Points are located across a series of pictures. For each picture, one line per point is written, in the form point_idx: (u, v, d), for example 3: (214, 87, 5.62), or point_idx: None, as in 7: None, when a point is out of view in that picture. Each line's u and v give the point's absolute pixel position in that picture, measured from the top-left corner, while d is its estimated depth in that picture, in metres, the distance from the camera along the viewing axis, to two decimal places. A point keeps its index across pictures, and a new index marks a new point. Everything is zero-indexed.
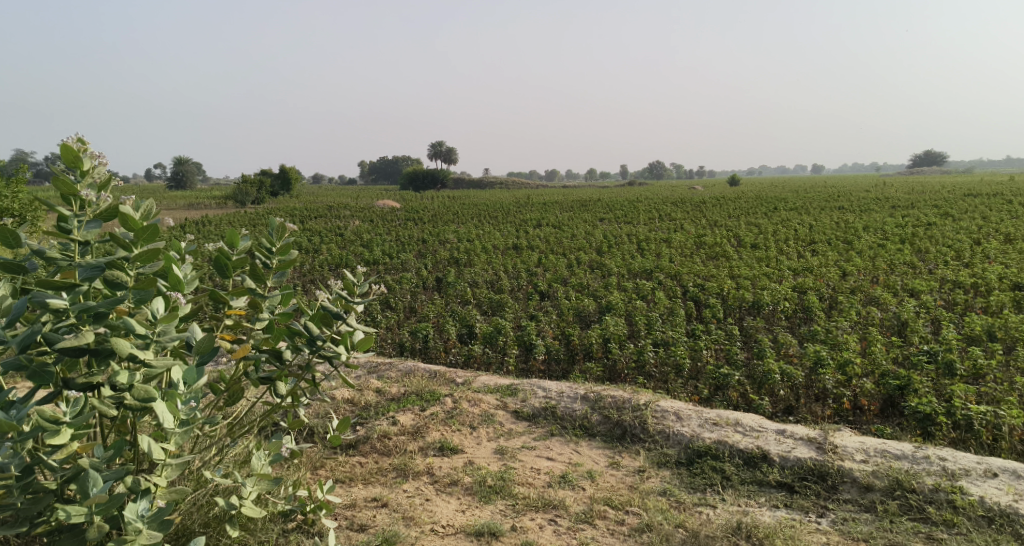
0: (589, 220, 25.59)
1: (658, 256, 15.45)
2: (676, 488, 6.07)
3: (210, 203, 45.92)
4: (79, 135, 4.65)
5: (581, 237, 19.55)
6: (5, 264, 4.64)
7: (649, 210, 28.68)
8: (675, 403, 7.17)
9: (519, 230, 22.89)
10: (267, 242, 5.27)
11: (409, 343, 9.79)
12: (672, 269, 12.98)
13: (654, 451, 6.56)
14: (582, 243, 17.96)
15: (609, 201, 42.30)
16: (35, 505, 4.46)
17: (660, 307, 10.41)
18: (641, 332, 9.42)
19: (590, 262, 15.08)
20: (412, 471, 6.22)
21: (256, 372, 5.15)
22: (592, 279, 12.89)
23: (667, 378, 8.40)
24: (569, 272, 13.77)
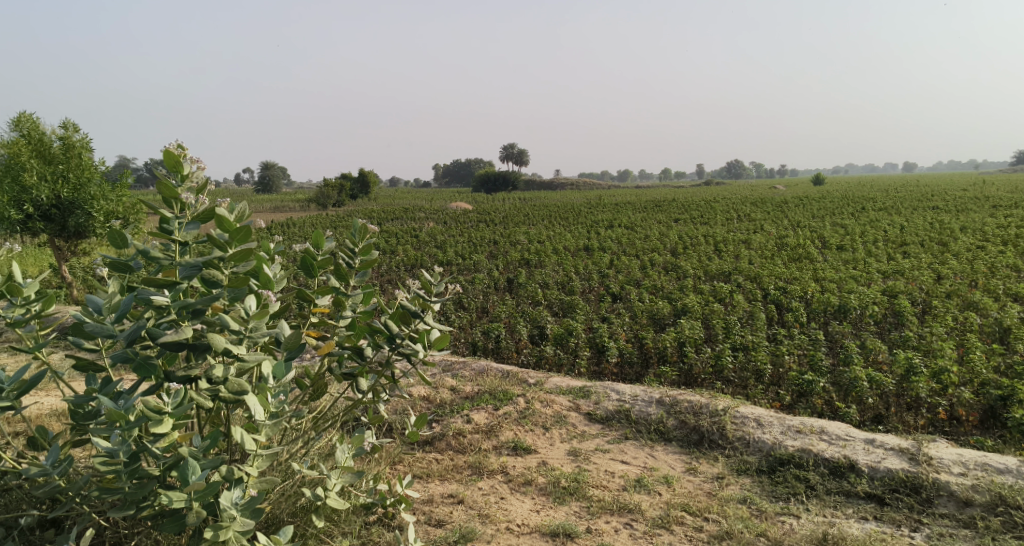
0: (665, 221, 25.34)
1: (738, 257, 15.18)
2: (757, 496, 5.97)
3: (293, 205, 47.21)
4: (179, 140, 4.85)
5: (657, 238, 19.37)
6: (113, 264, 4.92)
7: (726, 210, 28.19)
8: (755, 409, 7.04)
9: (592, 231, 22.80)
10: (351, 243, 5.46)
11: (481, 343, 9.88)
12: (752, 272, 12.73)
13: (733, 458, 6.47)
14: (658, 245, 17.80)
15: (685, 201, 41.77)
16: (141, 490, 4.68)
17: (740, 311, 10.23)
18: (719, 335, 9.28)
19: (665, 263, 14.93)
20: (486, 469, 6.30)
21: (339, 368, 5.34)
22: (667, 281, 12.75)
23: (747, 384, 8.27)
24: (643, 274, 13.65)
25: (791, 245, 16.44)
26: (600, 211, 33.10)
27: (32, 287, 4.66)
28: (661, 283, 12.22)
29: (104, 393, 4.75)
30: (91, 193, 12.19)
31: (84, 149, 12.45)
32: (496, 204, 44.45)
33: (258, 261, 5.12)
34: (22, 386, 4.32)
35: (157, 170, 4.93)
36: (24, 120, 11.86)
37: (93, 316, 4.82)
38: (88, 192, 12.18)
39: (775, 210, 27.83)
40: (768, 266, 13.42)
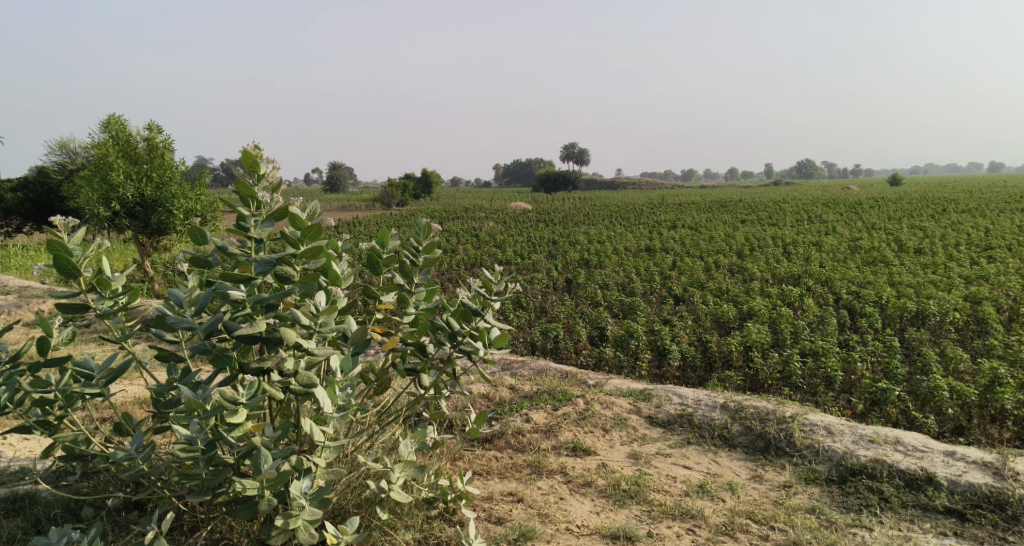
0: (731, 221, 24.98)
1: (808, 260, 14.86)
2: (826, 506, 5.86)
3: (357, 205, 47.96)
4: (256, 141, 4.97)
5: (721, 240, 19.08)
6: (193, 259, 5.13)
7: (795, 212, 27.62)
8: (825, 417, 6.89)
9: (654, 232, 22.59)
10: (415, 241, 5.52)
11: (540, 343, 9.87)
12: (823, 275, 12.45)
13: (801, 466, 6.35)
14: (723, 246, 17.54)
15: (750, 201, 41.12)
16: (216, 477, 4.84)
17: (810, 316, 10.01)
18: (787, 340, 9.09)
19: (731, 265, 14.70)
20: (545, 469, 6.30)
21: (402, 363, 5.44)
22: (732, 284, 12.56)
23: (817, 391, 8.10)
24: (707, 276, 13.46)
25: (866, 248, 16.01)
26: (663, 211, 32.79)
27: (119, 281, 4.84)
28: (726, 286, 12.03)
29: (185, 382, 4.93)
30: (172, 192, 12.65)
31: (167, 150, 12.96)
32: (555, 204, 44.55)
33: (327, 258, 5.26)
34: (110, 374, 4.51)
35: (235, 169, 5.08)
36: (111, 122, 12.41)
37: (174, 310, 5.01)
38: (169, 190, 12.66)
39: (850, 211, 27.22)
40: (840, 269, 13.10)
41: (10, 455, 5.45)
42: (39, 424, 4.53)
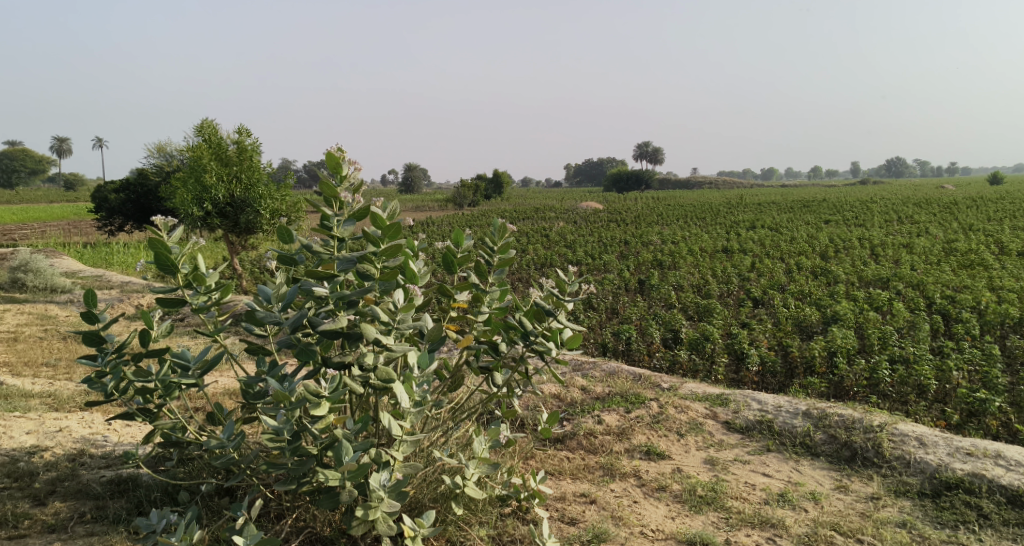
0: (813, 222, 24.38)
1: (898, 263, 14.40)
2: (919, 521, 5.72)
3: (430, 206, 48.60)
4: (341, 144, 5.18)
5: (802, 241, 18.62)
6: (280, 257, 5.31)
7: (884, 212, 26.76)
8: (916, 427, 6.70)
9: (733, 232, 22.21)
10: (490, 241, 5.62)
11: (612, 344, 9.83)
12: (915, 279, 12.06)
13: (890, 478, 6.20)
14: (805, 247, 17.13)
15: (834, 201, 40.01)
16: (301, 467, 4.94)
17: (900, 321, 9.71)
18: (874, 346, 8.84)
19: (814, 267, 14.33)
20: (618, 471, 6.28)
21: (476, 362, 5.51)
22: (815, 287, 12.28)
23: (907, 399, 7.88)
24: (787, 279, 13.17)
25: (961, 251, 15.43)
26: (741, 211, 32.18)
27: (213, 277, 5.06)
28: (808, 289, 11.73)
29: (273, 375, 5.12)
30: (260, 192, 13.15)
31: (255, 153, 13.48)
32: (628, 204, 44.21)
33: (406, 257, 5.41)
34: (204, 365, 4.73)
35: (319, 171, 5.25)
36: (204, 126, 13.00)
37: (263, 305, 5.16)
38: (256, 191, 13.16)
39: (946, 211, 26.25)
40: (933, 273, 12.67)
41: (114, 440, 5.76)
42: (141, 412, 4.81)
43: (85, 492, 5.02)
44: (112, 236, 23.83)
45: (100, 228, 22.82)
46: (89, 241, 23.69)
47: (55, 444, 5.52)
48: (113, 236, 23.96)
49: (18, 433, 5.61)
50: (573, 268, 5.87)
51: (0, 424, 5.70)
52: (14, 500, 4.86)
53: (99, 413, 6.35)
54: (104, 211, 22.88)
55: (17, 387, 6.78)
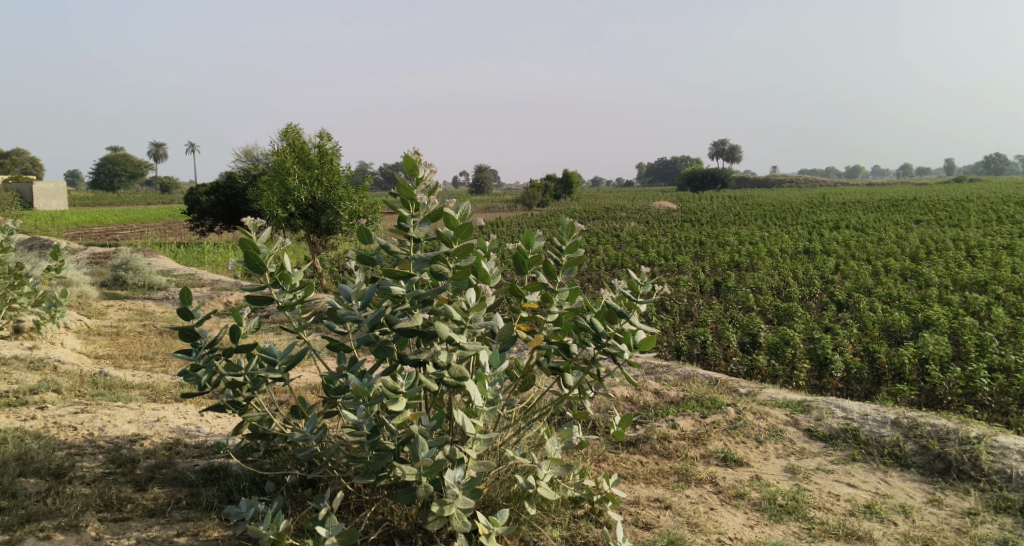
0: (901, 223, 23.56)
1: (997, 266, 13.84)
2: (1020, 539, 5.50)
3: (500, 207, 48.85)
4: (418, 147, 5.21)
5: (889, 243, 18.02)
6: (359, 257, 5.39)
7: (980, 212, 25.67)
8: (1016, 439, 6.44)
9: (814, 233, 21.68)
10: (559, 241, 5.59)
11: (687, 348, 9.71)
12: (1016, 284, 11.58)
13: (989, 493, 6.01)
14: (894, 249, 16.59)
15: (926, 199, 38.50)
16: (379, 462, 5.02)
17: (998, 327, 9.33)
18: (971, 353, 8.52)
19: (902, 270, 13.86)
20: (694, 477, 6.20)
21: (547, 361, 5.49)
22: (906, 290, 11.89)
23: (1007, 410, 7.60)
24: (874, 281, 12.79)
25: None
26: (823, 211, 31.30)
27: (298, 275, 5.23)
28: (897, 292, 11.37)
29: (353, 371, 5.22)
30: (339, 194, 13.51)
31: (335, 156, 13.81)
32: (701, 204, 43.42)
33: (478, 257, 5.40)
34: (290, 360, 4.88)
35: (396, 173, 5.34)
36: (289, 131, 13.45)
37: (344, 303, 5.31)
38: (337, 193, 13.53)
39: None
40: None
41: (206, 431, 6.02)
42: (231, 404, 5.02)
43: (180, 479, 5.25)
44: (201, 236, 24.77)
45: (193, 228, 23.77)
46: (181, 241, 24.74)
47: (154, 433, 5.80)
48: (203, 236, 24.96)
49: (121, 421, 5.91)
50: (646, 269, 5.84)
51: (104, 414, 6.01)
52: (118, 485, 5.11)
53: (192, 405, 6.64)
54: (196, 213, 23.87)
55: (118, 378, 7.15)
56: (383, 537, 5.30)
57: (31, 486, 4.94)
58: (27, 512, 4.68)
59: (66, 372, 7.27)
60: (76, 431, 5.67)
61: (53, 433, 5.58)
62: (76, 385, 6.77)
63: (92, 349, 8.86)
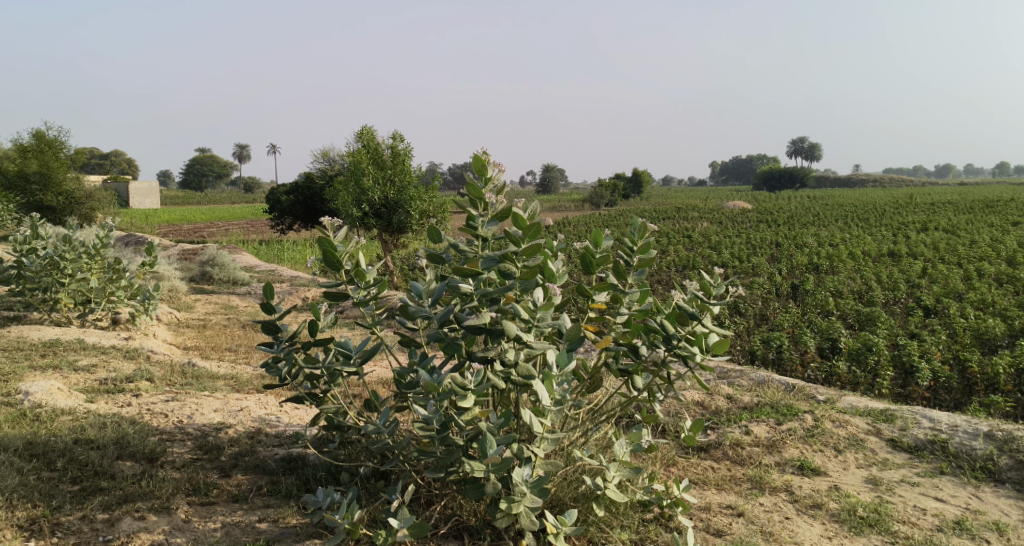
0: (997, 225, 22.58)
1: None
2: None
3: (569, 207, 48.73)
4: (487, 148, 5.25)
5: (982, 245, 17.29)
6: (428, 256, 5.40)
7: None
8: None
9: (899, 235, 20.96)
10: (629, 241, 5.54)
11: (761, 352, 9.55)
12: None
13: None
14: (987, 252, 15.95)
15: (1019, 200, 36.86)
16: (448, 457, 5.08)
17: None
18: None
19: (996, 275, 13.30)
20: (769, 485, 6.11)
21: (616, 364, 5.40)
22: (999, 296, 11.42)
23: None
24: (964, 287, 12.32)
25: None
26: (910, 212, 30.24)
27: (372, 273, 5.36)
28: (990, 298, 10.92)
29: (423, 366, 5.30)
30: (411, 194, 13.77)
31: (408, 157, 14.08)
32: (778, 203, 42.38)
33: (545, 256, 5.45)
34: (364, 354, 5.02)
35: (466, 174, 5.39)
36: (363, 133, 13.80)
37: (414, 300, 5.35)
38: (408, 193, 13.80)
39: None
40: None
41: (285, 421, 6.25)
42: (309, 396, 5.19)
43: (262, 467, 5.48)
44: (280, 233, 25.62)
45: (273, 226, 24.66)
46: (262, 238, 25.60)
47: (238, 422, 6.05)
48: (284, 234, 25.75)
49: (207, 410, 6.19)
50: (719, 270, 5.73)
51: (192, 403, 6.30)
52: (204, 470, 5.35)
53: (273, 396, 6.88)
54: (277, 212, 24.65)
55: (205, 369, 7.47)
56: (452, 532, 5.39)
57: (128, 468, 5.22)
58: (124, 493, 4.95)
59: (158, 361, 7.63)
60: (167, 418, 5.96)
61: (147, 419, 5.88)
62: (167, 374, 7.11)
63: (181, 340, 9.28)
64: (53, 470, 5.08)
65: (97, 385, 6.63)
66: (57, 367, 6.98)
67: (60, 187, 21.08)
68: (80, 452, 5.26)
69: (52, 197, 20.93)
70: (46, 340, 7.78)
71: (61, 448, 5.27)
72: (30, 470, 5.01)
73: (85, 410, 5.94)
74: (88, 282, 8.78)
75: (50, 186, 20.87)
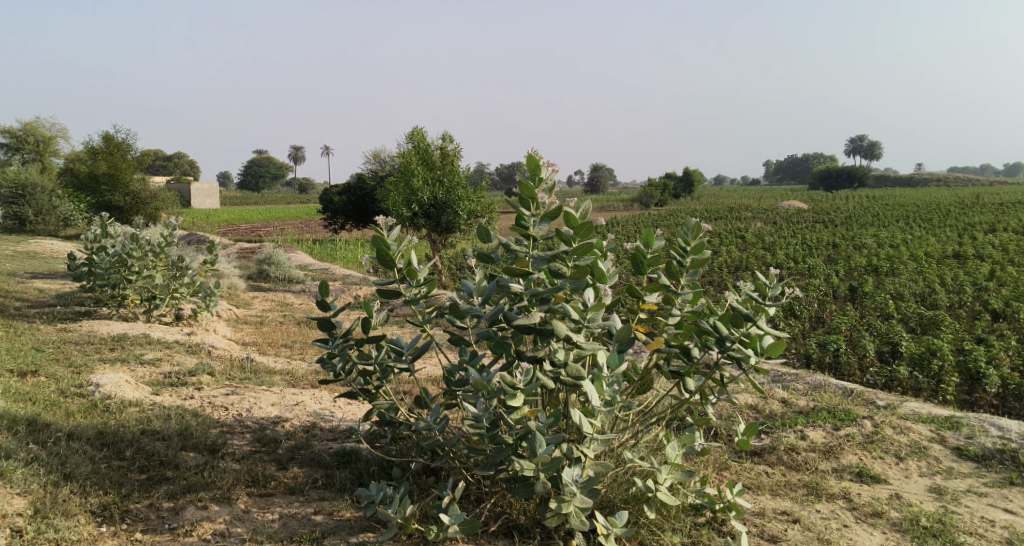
0: None
1: None
2: None
3: (618, 207, 48.49)
4: (540, 148, 5.25)
5: None
6: (479, 255, 5.44)
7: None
8: None
9: (964, 236, 20.34)
10: (683, 242, 5.50)
11: (818, 356, 9.38)
12: None
13: None
14: None
15: None
16: (499, 455, 5.12)
17: None
18: None
19: None
20: (826, 492, 6.01)
21: (667, 365, 5.40)
22: None
23: None
24: None
25: None
26: (977, 212, 29.33)
27: (423, 272, 5.42)
28: None
29: (473, 364, 5.34)
30: (459, 195, 13.91)
31: (458, 157, 14.21)
32: (834, 203, 41.43)
33: (596, 256, 5.43)
34: (415, 351, 5.09)
35: (518, 173, 5.42)
36: (414, 134, 13.97)
37: (465, 299, 5.40)
38: (457, 193, 13.93)
39: None
40: None
41: (339, 416, 6.37)
42: (362, 391, 5.29)
43: (317, 461, 5.60)
44: (333, 234, 26.08)
45: (327, 226, 25.16)
46: (316, 238, 26.09)
47: (294, 416, 6.19)
48: (337, 233, 26.18)
49: (265, 404, 6.36)
50: (775, 271, 5.64)
51: (251, 397, 6.48)
52: (263, 462, 5.50)
53: (327, 392, 7.03)
54: (330, 212, 25.11)
55: (262, 364, 7.66)
56: (502, 530, 5.42)
57: (191, 459, 5.40)
58: (188, 483, 5.11)
59: (219, 356, 7.85)
60: (227, 411, 6.14)
61: (208, 412, 6.07)
62: (227, 368, 7.32)
63: (240, 336, 9.52)
64: (122, 459, 5.29)
65: (162, 378, 6.86)
66: (124, 359, 7.25)
67: (127, 188, 21.81)
68: (147, 442, 5.46)
69: (120, 198, 21.69)
70: (115, 335, 8.08)
71: (129, 438, 5.48)
72: (101, 459, 5.22)
73: (151, 402, 6.15)
74: (154, 279, 9.10)
75: (118, 187, 21.62)
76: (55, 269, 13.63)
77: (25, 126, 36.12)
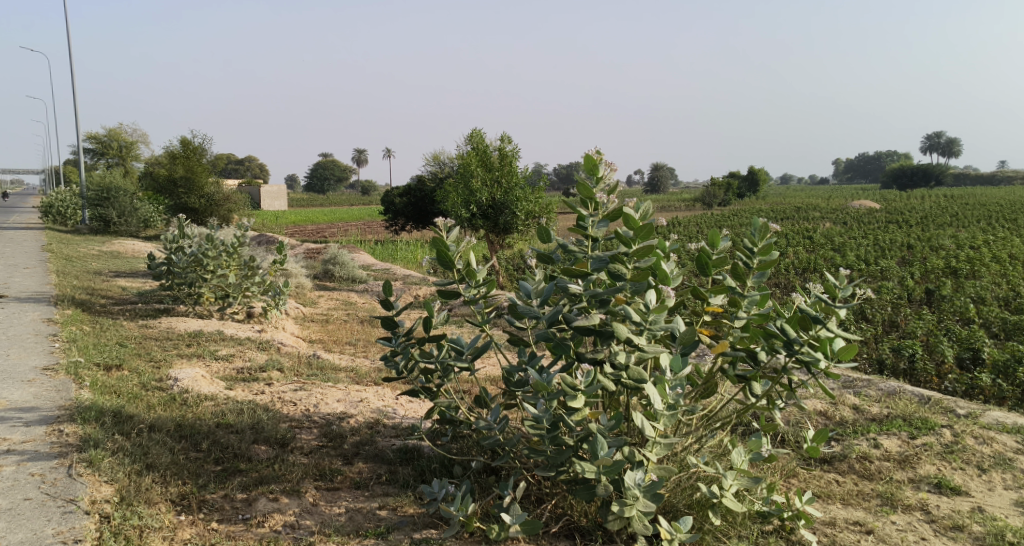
0: None
1: None
2: None
3: (680, 207, 47.89)
4: (598, 148, 5.23)
5: None
6: (539, 255, 5.43)
7: None
8: None
9: None
10: (749, 242, 5.38)
11: (891, 362, 9.09)
12: None
13: None
14: None
15: None
16: (559, 456, 5.09)
17: None
18: None
19: None
20: (901, 502, 5.82)
21: (733, 369, 5.28)
22: None
23: None
24: None
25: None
26: None
27: (482, 272, 5.43)
28: None
29: (532, 365, 5.32)
30: (518, 195, 13.94)
31: (518, 158, 14.25)
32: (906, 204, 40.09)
33: (657, 258, 5.36)
34: (476, 350, 5.10)
35: (577, 174, 5.42)
36: (474, 135, 14.05)
37: (523, 300, 5.38)
38: (515, 194, 13.96)
39: None
40: None
41: (402, 413, 6.45)
42: (424, 390, 5.34)
43: (381, 456, 5.68)
44: (396, 234, 26.43)
45: (389, 227, 25.48)
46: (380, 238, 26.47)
47: (359, 412, 6.29)
48: (399, 234, 26.50)
49: (332, 400, 6.48)
50: (845, 273, 5.48)
51: (318, 393, 6.61)
52: (330, 457, 5.61)
53: (390, 389, 7.12)
54: (392, 213, 25.43)
55: (329, 361, 7.81)
56: (564, 532, 5.39)
57: (263, 451, 5.54)
58: (259, 475, 5.24)
59: (287, 353, 8.03)
60: (296, 406, 6.28)
61: (278, 407, 6.22)
62: (295, 365, 7.48)
63: (307, 333, 9.72)
64: (199, 451, 5.46)
65: (234, 373, 7.05)
66: (200, 355, 7.48)
67: (202, 191, 22.47)
68: (222, 435, 5.62)
69: (195, 199, 22.39)
70: (190, 331, 8.34)
71: (205, 430, 5.65)
72: (179, 450, 5.40)
73: (225, 396, 6.33)
74: (227, 278, 9.36)
75: (193, 189, 22.32)
76: (135, 267, 14.14)
77: (108, 131, 37.59)
